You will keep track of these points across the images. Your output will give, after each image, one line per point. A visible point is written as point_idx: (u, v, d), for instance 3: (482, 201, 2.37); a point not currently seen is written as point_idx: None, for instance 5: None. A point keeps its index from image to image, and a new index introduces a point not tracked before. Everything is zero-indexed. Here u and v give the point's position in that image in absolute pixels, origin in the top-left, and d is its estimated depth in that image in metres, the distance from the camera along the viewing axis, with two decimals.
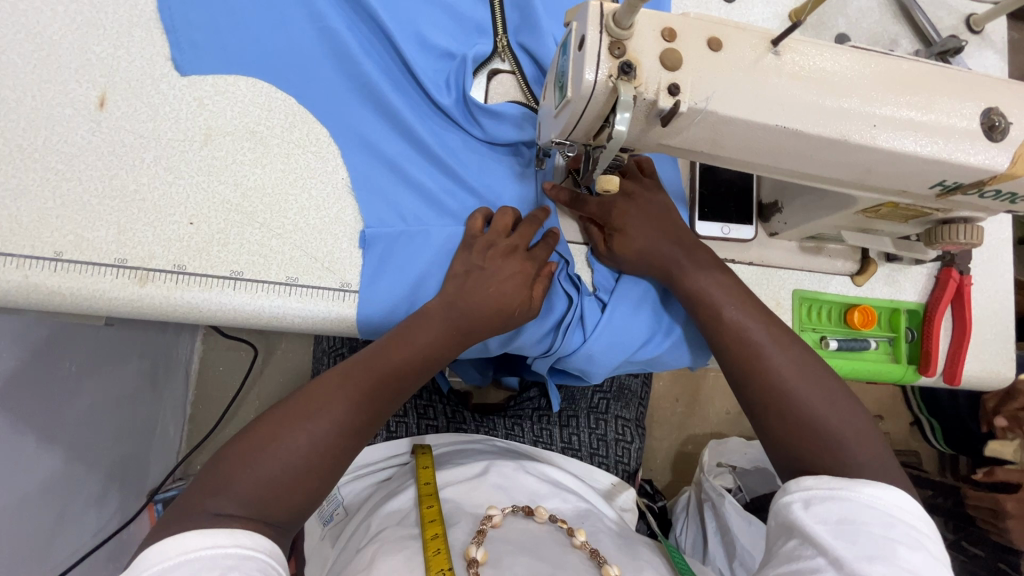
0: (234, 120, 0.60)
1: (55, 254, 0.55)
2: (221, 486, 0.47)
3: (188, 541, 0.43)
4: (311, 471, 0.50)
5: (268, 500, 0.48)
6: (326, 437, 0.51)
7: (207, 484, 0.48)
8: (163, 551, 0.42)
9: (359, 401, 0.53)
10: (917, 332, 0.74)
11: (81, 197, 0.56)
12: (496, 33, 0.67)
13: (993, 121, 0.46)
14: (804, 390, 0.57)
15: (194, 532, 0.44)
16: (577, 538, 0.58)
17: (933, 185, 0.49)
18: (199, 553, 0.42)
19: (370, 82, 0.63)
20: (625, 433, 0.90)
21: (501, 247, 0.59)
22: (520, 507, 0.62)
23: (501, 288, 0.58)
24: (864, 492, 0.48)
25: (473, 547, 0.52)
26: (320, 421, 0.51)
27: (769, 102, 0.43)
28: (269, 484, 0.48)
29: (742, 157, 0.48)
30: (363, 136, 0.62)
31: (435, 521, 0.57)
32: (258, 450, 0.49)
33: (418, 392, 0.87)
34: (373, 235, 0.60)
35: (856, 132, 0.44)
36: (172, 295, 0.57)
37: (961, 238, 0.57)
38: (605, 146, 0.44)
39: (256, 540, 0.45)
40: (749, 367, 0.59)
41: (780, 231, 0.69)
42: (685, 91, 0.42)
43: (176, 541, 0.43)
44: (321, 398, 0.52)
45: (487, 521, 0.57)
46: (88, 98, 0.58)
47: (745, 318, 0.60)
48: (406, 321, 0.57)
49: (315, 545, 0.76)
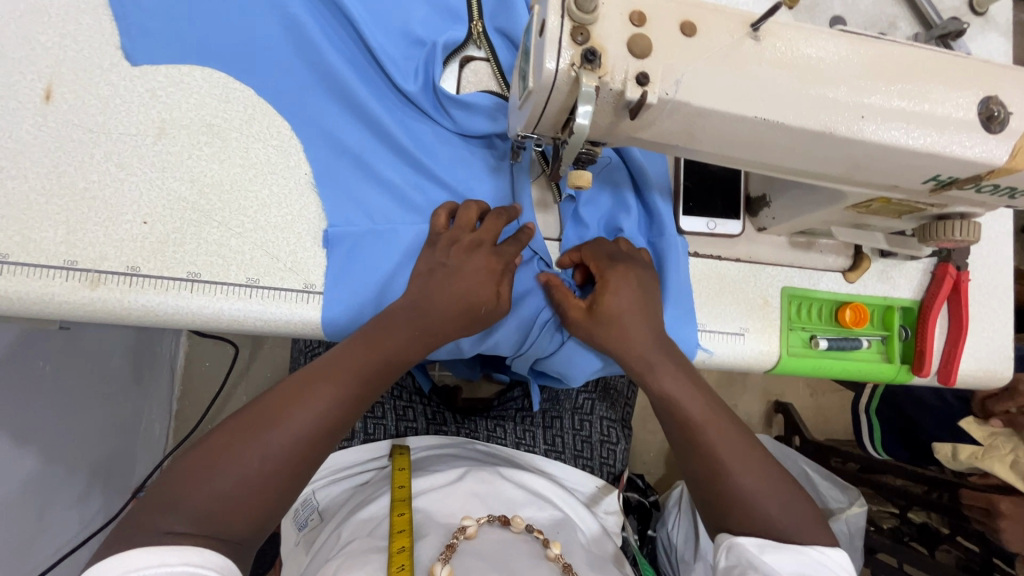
0: (190, 113, 0.57)
1: (1, 256, 0.52)
2: (173, 502, 0.46)
3: (132, 559, 0.42)
4: (268, 483, 0.48)
5: (222, 516, 0.46)
6: (284, 449, 0.49)
7: (159, 500, 0.46)
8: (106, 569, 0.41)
9: (320, 414, 0.50)
10: (911, 330, 0.71)
11: (27, 195, 0.53)
12: (471, 18, 0.63)
13: (991, 110, 0.43)
14: None
15: (140, 550, 0.43)
16: (551, 551, 0.56)
17: (927, 180, 0.46)
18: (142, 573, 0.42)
19: (333, 71, 0.59)
20: (611, 435, 0.87)
21: (465, 243, 0.56)
22: (496, 516, 0.60)
23: (466, 286, 0.55)
24: (813, 550, 0.52)
25: (439, 563, 0.51)
26: (278, 431, 0.49)
27: (748, 92, 0.40)
28: (223, 499, 0.46)
29: (720, 151, 0.44)
30: (326, 129, 0.59)
31: (403, 533, 0.56)
32: (211, 466, 0.47)
33: (396, 392, 0.85)
34: (337, 234, 0.57)
35: (842, 124, 0.41)
36: (126, 298, 0.54)
37: (958, 234, 0.53)
38: (570, 141, 0.41)
39: (208, 557, 0.44)
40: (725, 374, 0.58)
41: (769, 226, 0.66)
42: (655, 80, 0.38)
43: (120, 559, 0.42)
44: (279, 407, 0.50)
45: (459, 533, 0.56)
46: (33, 90, 0.54)
47: None
48: (371, 324, 0.55)
49: (291, 549, 0.74)
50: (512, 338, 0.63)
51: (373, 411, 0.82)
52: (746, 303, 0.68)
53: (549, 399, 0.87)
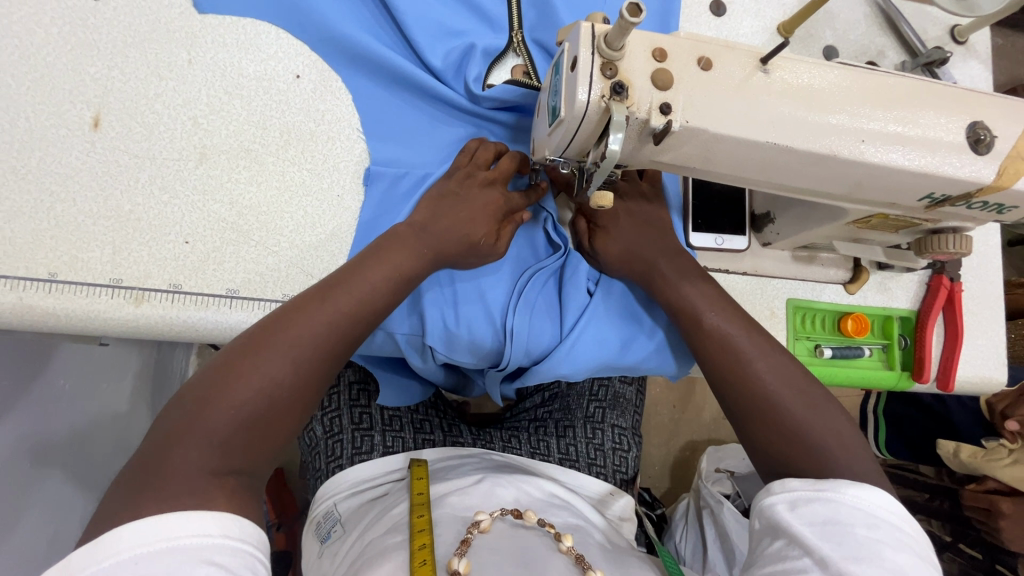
0: (230, 138, 0.61)
1: (49, 275, 0.55)
2: (193, 432, 0.44)
3: (171, 526, 0.39)
4: (290, 405, 0.49)
5: (235, 449, 0.46)
6: (292, 374, 0.49)
7: (168, 431, 0.45)
8: (140, 534, 0.38)
9: (340, 323, 0.52)
10: (910, 339, 0.75)
11: (75, 218, 0.56)
12: (512, 29, 0.66)
13: (978, 134, 0.47)
14: (785, 393, 0.58)
15: (176, 512, 0.40)
16: (564, 543, 0.58)
17: (922, 198, 0.50)
18: (180, 541, 0.39)
19: (375, 54, 0.63)
20: (623, 442, 0.90)
21: (479, 178, 0.61)
22: (510, 511, 0.62)
23: (471, 216, 0.59)
24: (848, 493, 0.48)
25: (456, 558, 0.53)
26: (298, 350, 0.50)
27: (759, 120, 0.44)
28: (249, 421, 0.47)
29: (733, 173, 0.48)
30: (364, 99, 0.64)
31: (424, 530, 0.58)
32: (231, 385, 0.46)
33: (416, 407, 0.89)
34: (376, 173, 0.62)
35: (845, 148, 0.45)
36: (169, 314, 0.57)
37: (952, 247, 0.57)
38: (598, 164, 0.44)
39: (246, 529, 0.42)
40: (730, 370, 0.60)
41: (773, 241, 0.69)
42: (676, 110, 0.42)
43: (157, 524, 0.39)
44: (297, 322, 0.50)
45: (474, 527, 0.58)
46: (81, 118, 0.58)
47: (724, 322, 0.61)
48: (380, 244, 0.57)
49: (312, 562, 0.74)
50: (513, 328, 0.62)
51: (393, 424, 0.85)
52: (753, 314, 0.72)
53: (560, 409, 0.91)
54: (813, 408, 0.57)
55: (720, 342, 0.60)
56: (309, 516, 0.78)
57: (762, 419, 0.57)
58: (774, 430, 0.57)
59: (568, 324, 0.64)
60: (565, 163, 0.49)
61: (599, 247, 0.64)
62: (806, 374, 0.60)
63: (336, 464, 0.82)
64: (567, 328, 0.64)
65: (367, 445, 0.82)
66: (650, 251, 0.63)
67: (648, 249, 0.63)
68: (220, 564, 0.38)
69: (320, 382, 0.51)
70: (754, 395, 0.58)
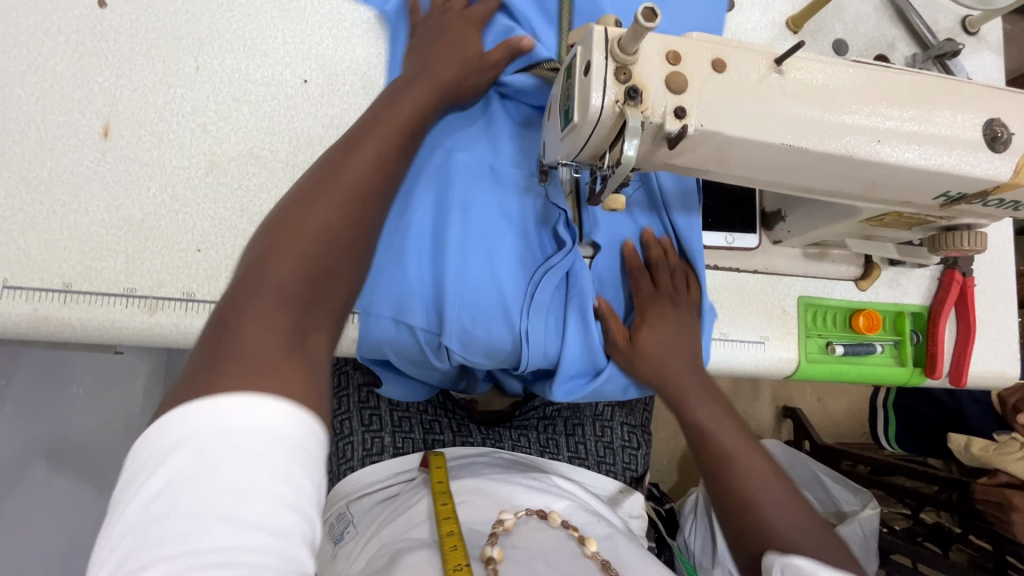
0: (239, 145, 0.60)
1: (64, 285, 0.55)
2: (228, 335, 0.35)
3: (218, 408, 0.30)
4: (327, 251, 0.41)
5: (257, 365, 0.33)
6: (326, 244, 0.41)
7: (207, 341, 0.35)
8: (187, 418, 0.30)
9: (367, 175, 0.46)
10: (922, 335, 0.75)
11: (88, 227, 0.56)
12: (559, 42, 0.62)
13: (995, 131, 0.47)
14: (770, 492, 0.60)
15: (225, 393, 0.31)
16: (589, 547, 0.58)
17: (937, 196, 0.50)
18: (230, 424, 0.30)
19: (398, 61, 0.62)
20: (632, 440, 0.91)
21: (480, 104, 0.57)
22: (535, 510, 0.63)
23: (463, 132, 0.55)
24: None
25: (489, 547, 0.54)
26: (322, 211, 0.42)
27: (773, 122, 0.43)
28: (288, 293, 0.38)
29: (747, 175, 0.48)
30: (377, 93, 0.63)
31: (449, 521, 0.61)
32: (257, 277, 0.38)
33: (425, 408, 0.88)
34: None
35: (860, 148, 0.45)
36: (183, 322, 0.57)
37: (966, 244, 0.57)
38: (612, 169, 0.44)
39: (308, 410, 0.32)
40: (724, 465, 0.62)
41: (784, 240, 0.70)
42: (691, 114, 0.42)
43: (203, 410, 0.30)
44: (316, 195, 0.43)
45: (499, 525, 0.59)
46: (91, 127, 0.58)
47: (723, 424, 0.64)
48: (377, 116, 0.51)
49: (325, 563, 0.74)
50: (528, 328, 0.60)
51: (402, 425, 0.85)
52: (764, 312, 0.71)
53: (568, 407, 0.89)
54: (788, 504, 0.60)
55: (717, 420, 0.64)
56: (323, 517, 0.79)
57: (746, 507, 0.59)
58: (750, 519, 0.59)
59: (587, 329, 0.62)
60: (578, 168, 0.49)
61: (636, 336, 0.62)
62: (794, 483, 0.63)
63: (347, 466, 0.82)
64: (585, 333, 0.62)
65: (379, 445, 0.82)
66: (677, 352, 0.63)
67: (676, 350, 0.63)
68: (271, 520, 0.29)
69: (359, 253, 0.43)
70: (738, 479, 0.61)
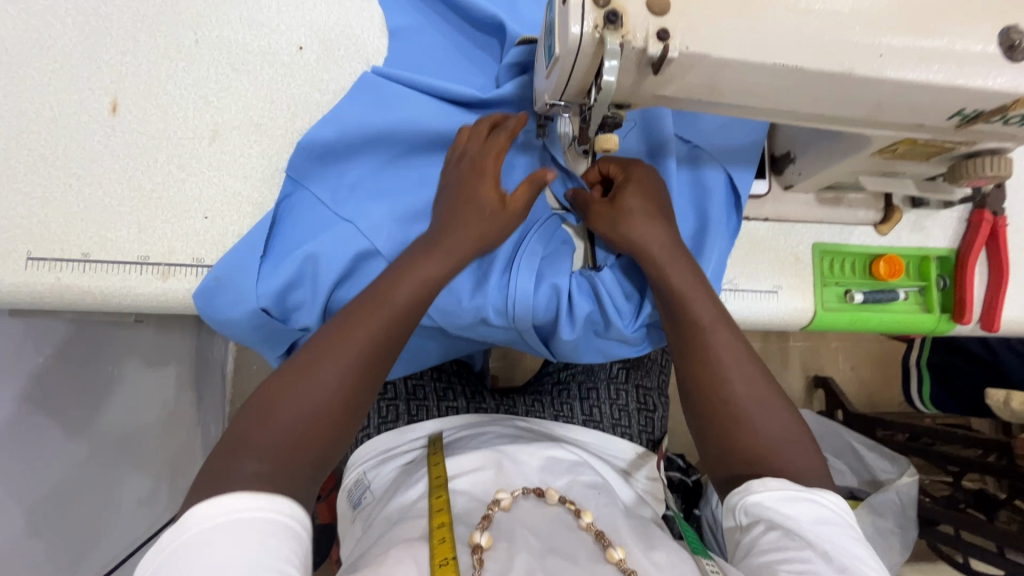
0: (240, 114, 0.62)
1: (83, 255, 0.58)
2: (245, 446, 0.49)
3: (229, 503, 0.44)
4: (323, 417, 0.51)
5: (279, 451, 0.49)
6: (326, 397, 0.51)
7: (233, 444, 0.49)
8: (206, 512, 0.43)
9: (368, 341, 0.53)
10: (949, 280, 0.71)
11: (102, 199, 0.59)
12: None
13: (1013, 39, 0.43)
14: (760, 423, 0.56)
15: (234, 495, 0.44)
16: (583, 520, 0.56)
17: (951, 116, 0.47)
18: (239, 515, 0.43)
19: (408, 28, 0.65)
20: (647, 402, 0.89)
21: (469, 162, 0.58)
22: (531, 489, 0.60)
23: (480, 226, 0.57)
24: (825, 496, 0.51)
25: (478, 531, 0.52)
26: (341, 364, 0.52)
27: (765, 40, 0.41)
28: (290, 434, 0.50)
29: (741, 103, 0.46)
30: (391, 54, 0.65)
31: (443, 510, 0.57)
32: (271, 411, 0.50)
33: (438, 375, 0.89)
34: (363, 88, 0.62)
35: (860, 65, 0.42)
36: (196, 287, 0.59)
37: (989, 170, 0.54)
38: (597, 102, 0.43)
39: (293, 509, 0.46)
40: (710, 395, 0.58)
41: (795, 183, 0.67)
42: (674, 36, 0.40)
43: (215, 503, 0.44)
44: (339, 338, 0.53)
45: (494, 505, 0.56)
46: (101, 103, 0.60)
47: (714, 320, 0.59)
48: (344, 315, 0.54)
49: (348, 525, 0.77)
50: (517, 290, 0.61)
51: (416, 393, 0.85)
52: (776, 260, 0.69)
53: (583, 370, 0.90)
54: (772, 419, 0.57)
55: (728, 338, 0.59)
56: (342, 484, 0.80)
57: (751, 418, 0.56)
58: (738, 437, 0.56)
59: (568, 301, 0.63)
60: (568, 108, 0.48)
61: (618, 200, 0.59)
62: (781, 396, 0.58)
63: (364, 435, 0.84)
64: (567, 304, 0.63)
65: (393, 413, 0.83)
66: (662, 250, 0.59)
67: (662, 242, 0.59)
68: (265, 539, 0.43)
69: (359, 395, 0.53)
70: (737, 420, 0.57)
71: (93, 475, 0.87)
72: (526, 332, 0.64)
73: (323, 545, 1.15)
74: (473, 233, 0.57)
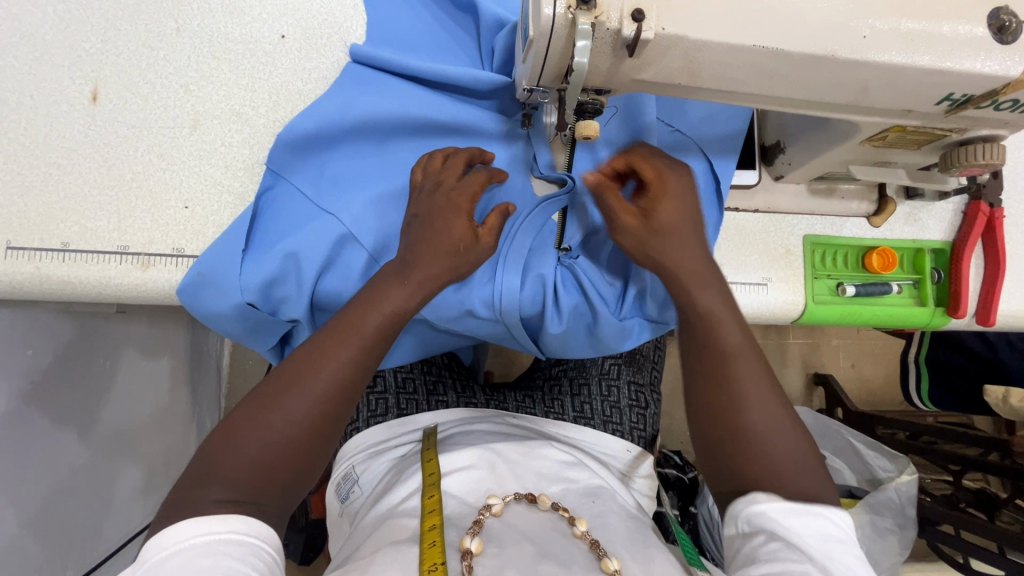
0: (221, 103, 0.61)
1: (62, 245, 0.57)
2: (209, 475, 0.48)
3: (183, 531, 0.44)
4: (290, 446, 0.50)
5: (251, 482, 0.49)
6: (297, 424, 0.51)
7: (196, 473, 0.49)
8: (160, 542, 0.44)
9: (342, 369, 0.53)
10: (945, 273, 0.69)
11: (81, 188, 0.58)
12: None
13: (1002, 21, 0.42)
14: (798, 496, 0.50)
15: (192, 520, 0.45)
16: (577, 529, 0.54)
17: (940, 101, 0.46)
18: (193, 541, 0.44)
19: (392, 14, 0.65)
20: (639, 399, 0.88)
21: (446, 186, 0.57)
22: (524, 494, 0.58)
23: (443, 257, 0.55)
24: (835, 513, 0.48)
25: (468, 537, 0.51)
26: (308, 395, 0.51)
27: (743, 21, 0.40)
28: (252, 462, 0.49)
29: (723, 87, 0.45)
30: (373, 37, 0.64)
31: (435, 511, 0.56)
32: (236, 439, 0.50)
33: (430, 367, 0.88)
34: (350, 76, 0.62)
35: (844, 47, 0.41)
36: (175, 276, 0.59)
37: (979, 158, 0.52)
38: (572, 86, 0.42)
39: (253, 526, 0.46)
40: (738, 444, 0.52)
41: (786, 174, 0.66)
42: (650, 17, 0.40)
43: (172, 533, 0.44)
44: (308, 369, 0.52)
45: (486, 510, 0.55)
46: (80, 92, 0.59)
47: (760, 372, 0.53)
48: (314, 341, 0.54)
49: (336, 520, 0.76)
50: (503, 285, 0.60)
51: (406, 387, 0.85)
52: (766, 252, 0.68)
53: (574, 366, 0.89)
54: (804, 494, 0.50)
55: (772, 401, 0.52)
56: (331, 477, 0.80)
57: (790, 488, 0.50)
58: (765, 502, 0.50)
59: (553, 294, 0.62)
60: (545, 92, 0.47)
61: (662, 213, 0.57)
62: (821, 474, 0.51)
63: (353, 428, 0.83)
64: (554, 298, 0.62)
65: (382, 407, 0.82)
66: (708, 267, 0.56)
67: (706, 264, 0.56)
68: (220, 560, 0.43)
69: (326, 431, 0.52)
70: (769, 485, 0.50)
71: (84, 469, 0.87)
72: (513, 327, 0.63)
73: (316, 539, 1.15)
74: (439, 262, 0.55)
